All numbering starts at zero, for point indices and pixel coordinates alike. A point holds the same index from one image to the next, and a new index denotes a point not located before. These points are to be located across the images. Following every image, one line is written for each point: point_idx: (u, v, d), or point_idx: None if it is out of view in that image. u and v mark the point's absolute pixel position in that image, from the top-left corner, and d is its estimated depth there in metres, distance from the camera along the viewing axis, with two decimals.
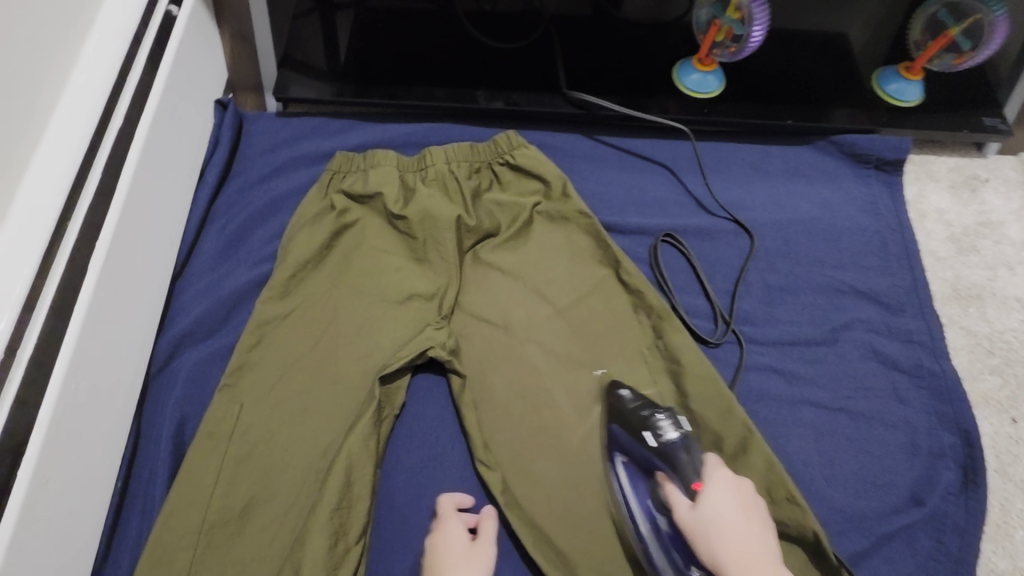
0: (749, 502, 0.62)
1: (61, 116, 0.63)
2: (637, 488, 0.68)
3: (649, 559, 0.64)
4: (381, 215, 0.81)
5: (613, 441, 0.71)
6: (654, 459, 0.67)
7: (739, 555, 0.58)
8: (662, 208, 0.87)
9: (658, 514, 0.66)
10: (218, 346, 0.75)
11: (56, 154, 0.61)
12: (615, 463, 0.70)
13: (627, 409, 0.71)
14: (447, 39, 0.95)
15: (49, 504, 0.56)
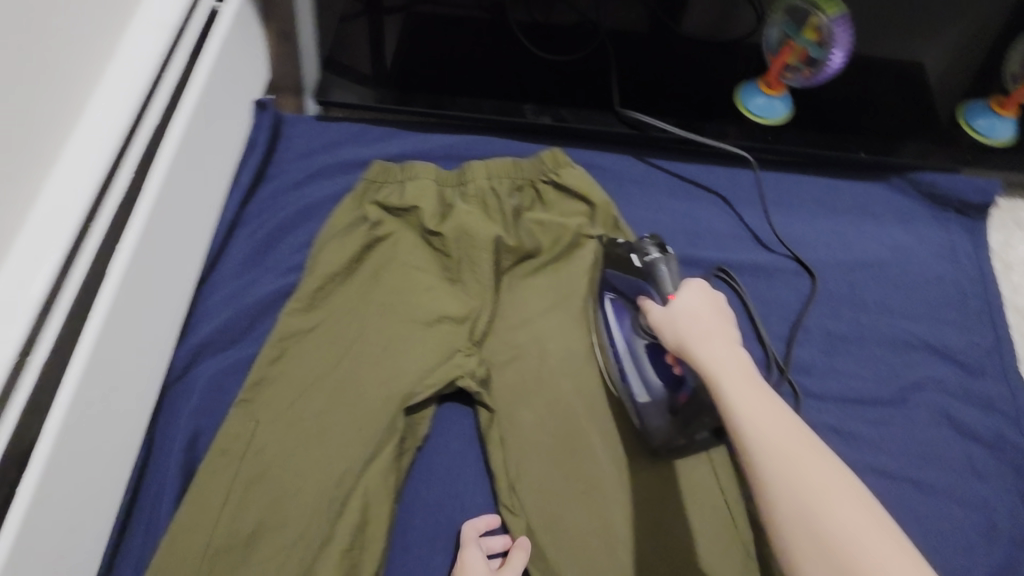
0: (723, 304, 0.55)
1: (93, 117, 0.60)
2: (621, 315, 0.68)
3: (624, 378, 0.67)
4: (416, 230, 0.77)
5: (604, 281, 0.71)
6: (634, 280, 0.64)
7: (698, 339, 0.52)
8: (715, 240, 0.80)
9: (636, 337, 0.67)
10: (238, 356, 0.72)
11: (86, 157, 0.58)
12: (606, 300, 0.71)
13: (615, 248, 0.69)
14: (496, 48, 0.90)
15: (51, 524, 0.52)
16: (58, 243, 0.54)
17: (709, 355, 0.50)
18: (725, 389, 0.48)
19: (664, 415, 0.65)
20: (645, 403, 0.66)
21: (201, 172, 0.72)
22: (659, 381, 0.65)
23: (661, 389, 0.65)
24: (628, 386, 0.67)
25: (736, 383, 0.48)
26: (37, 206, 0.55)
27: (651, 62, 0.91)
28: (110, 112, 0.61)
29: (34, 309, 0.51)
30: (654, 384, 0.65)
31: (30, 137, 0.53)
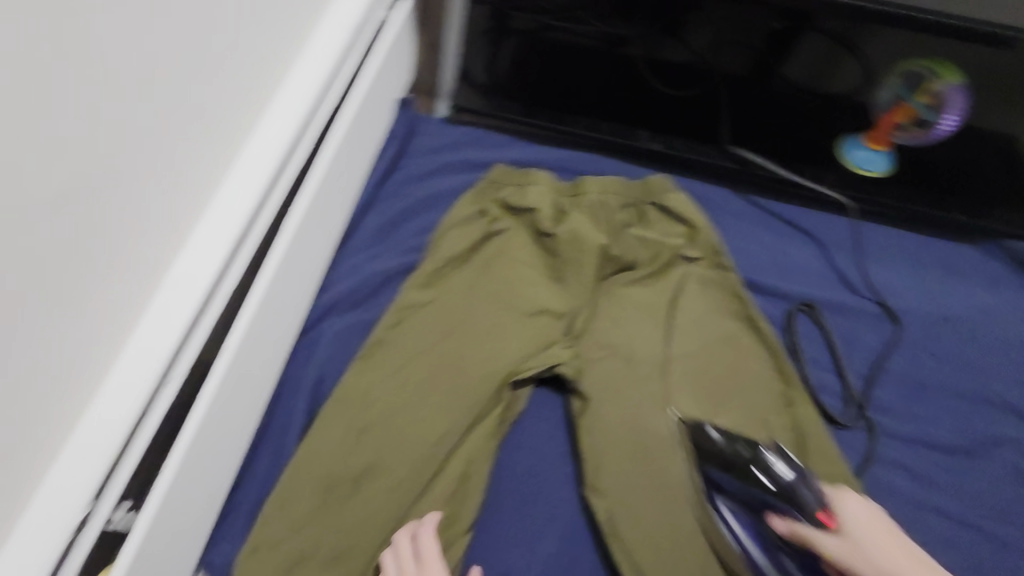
0: (888, 527, 0.57)
1: (289, 89, 0.68)
2: (748, 526, 0.65)
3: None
4: (530, 230, 0.84)
5: (710, 486, 0.67)
6: (756, 491, 0.62)
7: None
8: (804, 278, 0.85)
9: (778, 553, 0.63)
10: (363, 317, 0.80)
11: (279, 121, 0.66)
12: (716, 503, 0.67)
13: (718, 450, 0.67)
14: (620, 79, 1.01)
15: (218, 427, 0.63)
16: (251, 191, 0.61)
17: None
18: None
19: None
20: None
21: (356, 154, 0.83)
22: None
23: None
24: None
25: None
26: (239, 157, 0.62)
27: (755, 108, 1.00)
28: (302, 87, 0.69)
29: (228, 247, 0.58)
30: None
31: (249, 100, 0.63)
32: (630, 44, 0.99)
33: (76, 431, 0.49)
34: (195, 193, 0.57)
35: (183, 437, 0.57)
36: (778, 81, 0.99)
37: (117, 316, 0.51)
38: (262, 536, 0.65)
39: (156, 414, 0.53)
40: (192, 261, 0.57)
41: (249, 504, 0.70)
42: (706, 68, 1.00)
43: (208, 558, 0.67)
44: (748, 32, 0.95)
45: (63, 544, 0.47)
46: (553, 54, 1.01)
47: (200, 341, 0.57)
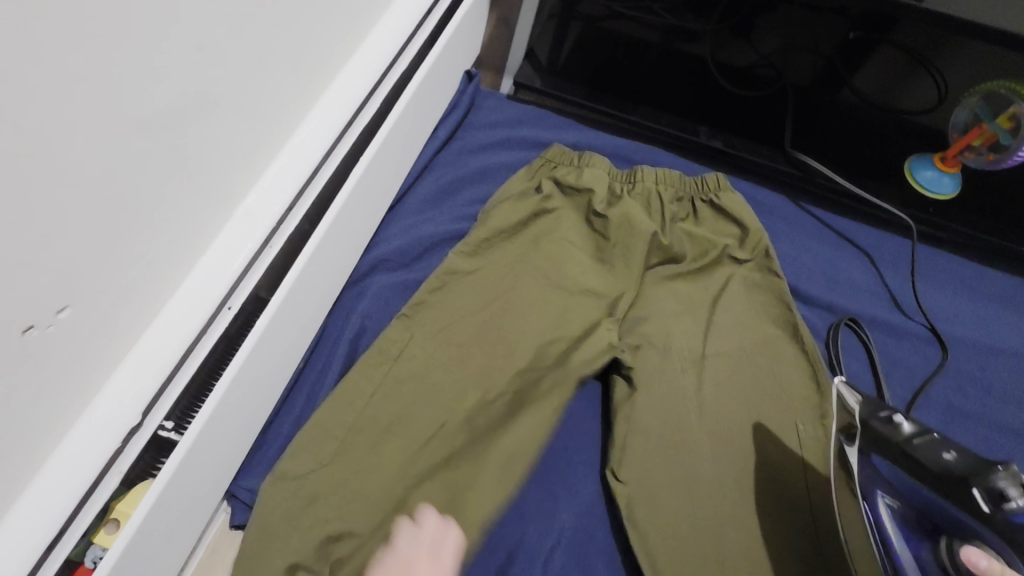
0: None
1: (360, 59, 0.73)
2: (909, 536, 0.61)
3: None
4: (580, 212, 0.85)
5: (875, 477, 0.64)
6: (957, 515, 0.58)
7: None
8: (853, 291, 0.83)
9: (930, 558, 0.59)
10: (408, 277, 0.82)
11: (346, 89, 0.71)
12: (875, 493, 0.64)
13: (901, 442, 0.63)
14: (685, 73, 1.00)
15: (266, 359, 0.66)
16: (313, 152, 0.67)
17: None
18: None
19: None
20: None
21: (420, 117, 0.85)
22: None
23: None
24: None
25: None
26: (308, 120, 0.68)
27: (824, 116, 0.98)
28: (372, 58, 0.73)
29: (286, 200, 0.64)
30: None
31: (335, 54, 0.69)
32: (702, 41, 1.00)
33: (140, 344, 0.55)
34: (263, 144, 0.62)
35: (232, 366, 0.61)
36: (846, 92, 0.98)
37: (185, 244, 0.56)
38: (288, 468, 0.66)
39: (208, 341, 0.59)
40: (255, 209, 0.63)
41: (280, 441, 0.72)
42: (776, 74, 0.99)
43: (234, 488, 0.69)
44: (818, 40, 0.97)
45: (118, 442, 0.52)
46: (621, 44, 1.02)
47: (254, 283, 0.63)
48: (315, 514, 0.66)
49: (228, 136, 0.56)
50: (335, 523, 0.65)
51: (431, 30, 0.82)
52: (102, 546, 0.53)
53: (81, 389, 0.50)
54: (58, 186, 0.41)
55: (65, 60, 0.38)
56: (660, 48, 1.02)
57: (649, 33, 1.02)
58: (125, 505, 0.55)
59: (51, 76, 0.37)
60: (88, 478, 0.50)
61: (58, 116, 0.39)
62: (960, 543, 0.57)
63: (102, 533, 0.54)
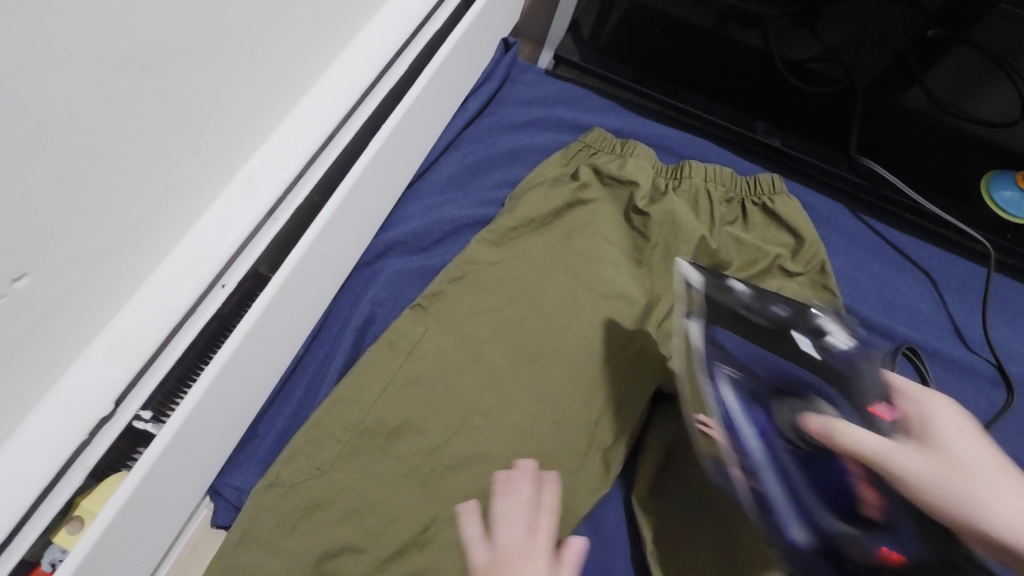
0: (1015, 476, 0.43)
1: (386, 17, 0.65)
2: (748, 407, 0.59)
3: (770, 504, 0.53)
4: (618, 205, 0.77)
5: (715, 351, 0.63)
6: (789, 368, 0.62)
7: (959, 480, 0.44)
8: (911, 318, 0.76)
9: (775, 430, 0.57)
10: (425, 263, 0.74)
11: (370, 46, 0.63)
12: (714, 371, 0.62)
13: (739, 304, 0.66)
14: (742, 62, 0.91)
15: (264, 345, 0.59)
16: (330, 115, 0.59)
17: (908, 453, 0.48)
18: (992, 514, 0.41)
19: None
20: (812, 551, 0.50)
21: (451, 87, 0.76)
22: (817, 508, 0.52)
23: (846, 529, 0.50)
24: (760, 486, 0.55)
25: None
26: (324, 77, 0.60)
27: (888, 120, 0.89)
28: (399, 17, 0.66)
29: (296, 167, 0.57)
30: (812, 513, 0.52)
31: (358, 8, 0.62)
32: (759, 28, 0.88)
33: (116, 322, 0.47)
34: (270, 99, 0.54)
35: (222, 353, 0.53)
36: (915, 91, 0.87)
37: (173, 207, 0.49)
38: (282, 472, 0.60)
39: (198, 323, 0.52)
40: (258, 174, 0.55)
41: (270, 438, 0.65)
42: (844, 70, 0.88)
43: (218, 485, 0.62)
44: (885, 35, 0.84)
45: (83, 434, 0.45)
46: (668, 24, 0.92)
47: (253, 258, 0.55)
48: (307, 521, 0.59)
49: (230, 85, 0.48)
50: (330, 536, 0.59)
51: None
52: (62, 547, 0.46)
53: (39, 372, 0.43)
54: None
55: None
56: (711, 32, 0.91)
57: (694, 12, 0.90)
58: (91, 503, 0.47)
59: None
60: (45, 475, 0.43)
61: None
62: (800, 404, 0.58)
63: (64, 532, 0.46)
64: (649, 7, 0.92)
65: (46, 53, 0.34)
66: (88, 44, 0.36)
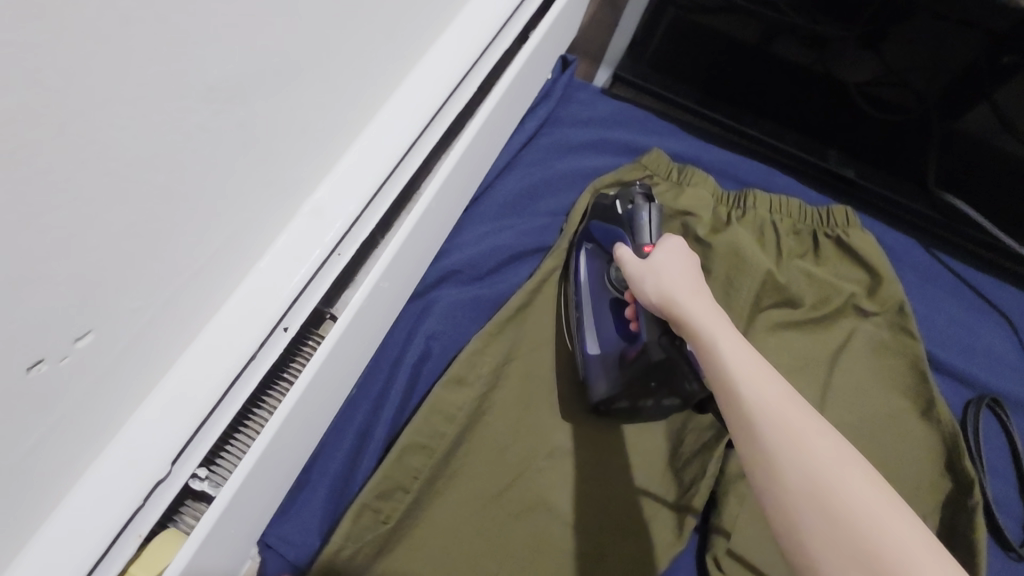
0: (678, 271, 0.56)
1: (452, 37, 0.61)
2: (591, 266, 0.68)
3: (581, 327, 0.66)
4: (674, 237, 0.73)
5: (586, 232, 0.70)
6: (615, 232, 0.66)
7: (667, 285, 0.54)
8: (992, 364, 0.72)
9: (602, 282, 0.67)
10: (482, 294, 0.70)
11: (437, 69, 0.60)
12: (580, 249, 0.70)
13: (603, 203, 0.71)
14: (797, 87, 0.86)
15: (324, 388, 0.55)
16: (397, 144, 0.56)
17: (664, 279, 0.55)
18: (711, 337, 0.47)
19: (606, 372, 0.64)
20: (595, 356, 0.65)
21: (511, 110, 0.73)
22: (613, 331, 0.65)
23: (618, 344, 0.64)
24: (577, 316, 0.67)
25: (681, 291, 0.53)
26: (393, 100, 0.56)
27: (953, 148, 0.84)
28: (466, 39, 0.62)
29: (364, 198, 0.53)
30: (608, 334, 0.65)
31: (428, 30, 0.58)
32: (812, 49, 0.83)
33: (172, 374, 0.43)
34: (339, 129, 0.51)
35: (286, 404, 0.49)
36: (981, 110, 0.79)
37: (238, 247, 0.45)
38: (343, 529, 0.57)
39: (259, 371, 0.47)
40: (325, 207, 0.51)
41: (323, 484, 0.61)
42: (905, 92, 0.82)
43: (268, 537, 0.57)
44: (942, 59, 0.77)
45: (138, 501, 0.41)
46: (716, 42, 0.86)
47: (318, 296, 0.51)
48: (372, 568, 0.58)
49: (302, 116, 0.45)
50: None
51: (529, 17, 0.69)
52: None
53: (92, 437, 0.38)
54: (68, 193, 0.29)
55: (76, 18, 0.26)
56: (759, 49, 0.85)
57: (739, 32, 0.84)
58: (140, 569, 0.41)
59: (65, 42, 0.26)
60: (95, 550, 0.39)
61: (69, 95, 0.27)
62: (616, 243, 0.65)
63: None
64: (694, 23, 0.85)
65: (125, 99, 0.30)
66: (158, 85, 0.31)
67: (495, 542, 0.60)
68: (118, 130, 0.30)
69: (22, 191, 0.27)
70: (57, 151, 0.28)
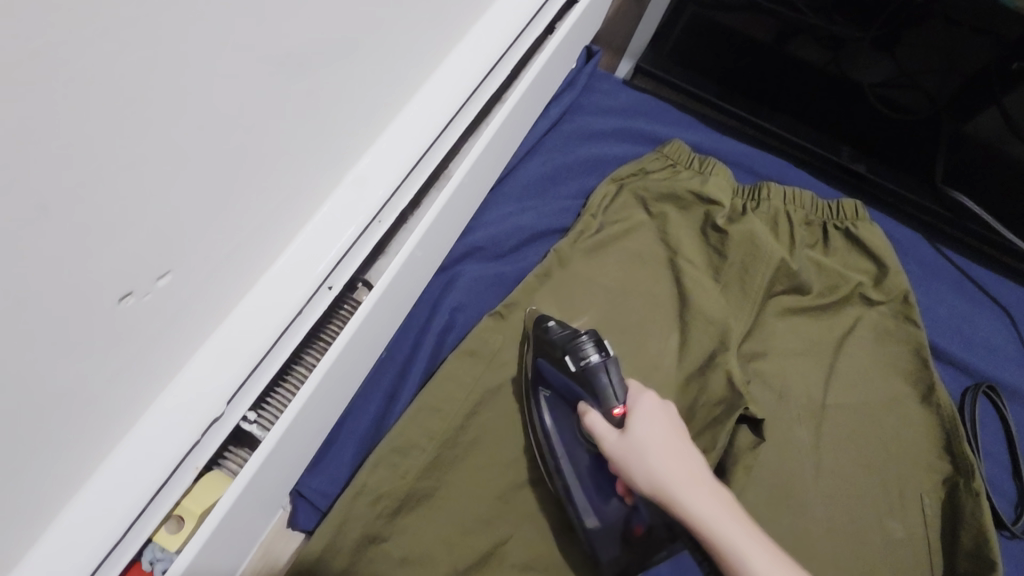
0: (665, 444, 0.53)
1: (488, 24, 0.65)
2: (557, 416, 0.62)
3: (571, 499, 0.60)
4: (694, 225, 0.76)
5: (539, 377, 0.63)
6: (573, 389, 0.59)
7: (666, 471, 0.51)
8: (991, 354, 0.75)
9: (571, 440, 0.61)
10: (504, 270, 0.73)
11: (472, 55, 0.63)
12: (539, 397, 0.63)
13: (550, 340, 0.62)
14: (812, 83, 0.90)
15: (358, 350, 0.58)
16: (434, 121, 0.59)
17: (655, 462, 0.52)
18: (727, 541, 0.47)
19: (616, 543, 0.58)
20: (597, 530, 0.59)
21: (539, 96, 0.76)
22: (607, 501, 0.59)
23: (617, 512, 0.58)
24: (563, 487, 0.61)
25: (676, 477, 0.51)
26: (432, 80, 0.60)
27: (961, 149, 0.87)
28: (501, 26, 0.65)
29: (403, 170, 0.56)
30: (602, 504, 0.59)
31: (466, 14, 0.61)
32: (826, 48, 0.88)
33: (230, 321, 0.46)
34: (384, 104, 0.54)
35: (325, 362, 0.52)
36: (990, 112, 0.83)
37: (291, 209, 0.48)
38: (369, 481, 0.60)
39: (306, 325, 0.50)
40: (367, 177, 0.54)
41: (353, 441, 0.64)
42: (914, 91, 0.86)
43: (302, 487, 0.62)
44: (954, 59, 0.81)
45: (196, 436, 0.44)
46: (736, 40, 0.91)
47: (360, 259, 0.54)
48: (395, 522, 0.61)
49: (353, 88, 0.48)
50: (415, 537, 0.61)
51: (558, 8, 0.72)
52: (161, 546, 0.45)
53: (160, 371, 0.42)
54: (162, 138, 0.33)
55: None
56: (778, 48, 0.90)
57: (758, 31, 0.89)
58: (192, 503, 0.45)
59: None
60: (159, 477, 0.43)
61: (171, 48, 0.31)
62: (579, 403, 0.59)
63: (162, 531, 0.45)
64: (715, 21, 0.90)
65: (212, 57, 0.33)
66: (240, 49, 0.35)
67: (511, 502, 0.64)
68: (205, 84, 0.34)
69: (128, 132, 0.31)
70: (158, 98, 0.31)
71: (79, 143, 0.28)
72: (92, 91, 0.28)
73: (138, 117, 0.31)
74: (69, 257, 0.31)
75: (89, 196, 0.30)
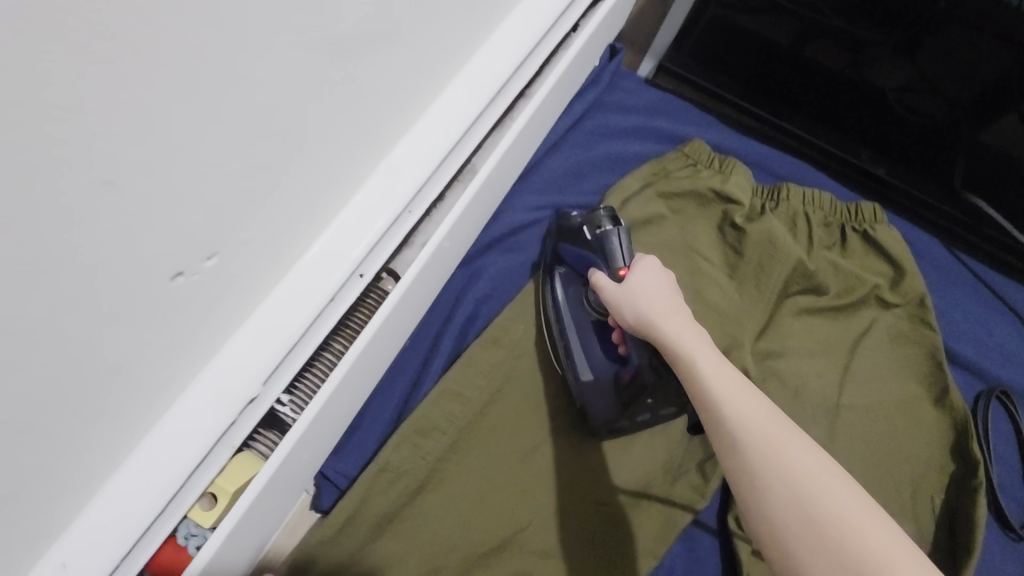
0: (655, 290, 0.57)
1: (522, 15, 0.64)
2: (568, 290, 0.68)
3: (570, 357, 0.66)
4: (713, 223, 0.77)
5: (557, 257, 0.69)
6: (586, 256, 0.64)
7: (649, 307, 0.55)
8: (1005, 359, 0.76)
9: (580, 308, 0.67)
10: (525, 262, 0.74)
11: (503, 46, 0.63)
12: (553, 275, 0.69)
13: (569, 222, 0.68)
14: (832, 87, 0.90)
15: (385, 337, 0.59)
16: (464, 113, 0.60)
17: (642, 300, 0.56)
18: (689, 356, 0.50)
19: (604, 398, 0.64)
20: (589, 385, 0.65)
21: (564, 91, 0.77)
22: (603, 358, 0.64)
23: (609, 368, 0.64)
24: (565, 348, 0.66)
25: (657, 310, 0.54)
26: (464, 72, 0.60)
27: (979, 156, 0.87)
28: (533, 17, 0.65)
29: (434, 160, 0.57)
30: (596, 359, 0.65)
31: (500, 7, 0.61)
32: (847, 52, 0.86)
33: (267, 306, 0.48)
34: (418, 93, 0.55)
35: (355, 347, 0.54)
36: (1010, 119, 0.82)
37: (327, 196, 0.49)
38: (391, 461, 0.62)
39: (337, 311, 0.52)
40: (400, 165, 0.55)
41: (377, 426, 0.66)
42: (935, 98, 0.85)
43: (326, 470, 0.63)
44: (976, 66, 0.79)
45: (233, 417, 0.46)
46: (755, 41, 0.90)
47: (390, 248, 0.55)
48: (416, 506, 0.62)
49: (391, 77, 0.49)
50: (434, 521, 0.62)
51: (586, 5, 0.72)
52: (196, 522, 0.46)
53: (201, 352, 0.43)
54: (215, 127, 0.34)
55: None
56: (798, 50, 0.89)
57: (778, 33, 0.88)
58: (226, 482, 0.47)
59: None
60: (197, 455, 0.44)
61: (228, 40, 0.32)
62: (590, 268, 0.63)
63: (197, 508, 0.46)
64: (734, 23, 0.90)
65: (264, 49, 0.35)
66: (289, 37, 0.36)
67: (528, 490, 0.65)
68: (257, 75, 0.35)
69: (185, 120, 0.32)
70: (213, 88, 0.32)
71: (149, 129, 0.30)
72: (156, 82, 0.29)
73: (197, 106, 0.32)
74: (131, 236, 0.32)
75: (153, 178, 0.32)
